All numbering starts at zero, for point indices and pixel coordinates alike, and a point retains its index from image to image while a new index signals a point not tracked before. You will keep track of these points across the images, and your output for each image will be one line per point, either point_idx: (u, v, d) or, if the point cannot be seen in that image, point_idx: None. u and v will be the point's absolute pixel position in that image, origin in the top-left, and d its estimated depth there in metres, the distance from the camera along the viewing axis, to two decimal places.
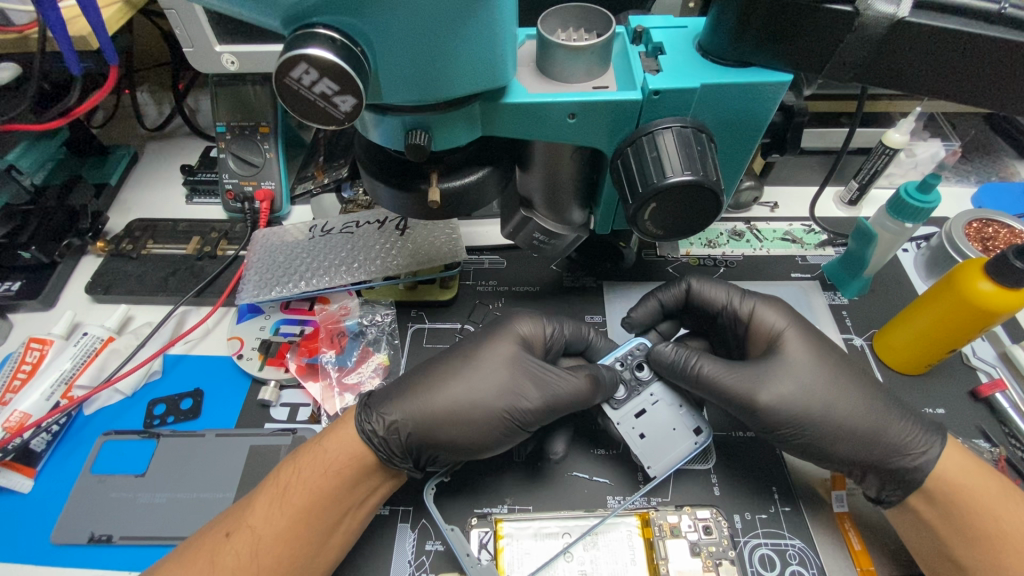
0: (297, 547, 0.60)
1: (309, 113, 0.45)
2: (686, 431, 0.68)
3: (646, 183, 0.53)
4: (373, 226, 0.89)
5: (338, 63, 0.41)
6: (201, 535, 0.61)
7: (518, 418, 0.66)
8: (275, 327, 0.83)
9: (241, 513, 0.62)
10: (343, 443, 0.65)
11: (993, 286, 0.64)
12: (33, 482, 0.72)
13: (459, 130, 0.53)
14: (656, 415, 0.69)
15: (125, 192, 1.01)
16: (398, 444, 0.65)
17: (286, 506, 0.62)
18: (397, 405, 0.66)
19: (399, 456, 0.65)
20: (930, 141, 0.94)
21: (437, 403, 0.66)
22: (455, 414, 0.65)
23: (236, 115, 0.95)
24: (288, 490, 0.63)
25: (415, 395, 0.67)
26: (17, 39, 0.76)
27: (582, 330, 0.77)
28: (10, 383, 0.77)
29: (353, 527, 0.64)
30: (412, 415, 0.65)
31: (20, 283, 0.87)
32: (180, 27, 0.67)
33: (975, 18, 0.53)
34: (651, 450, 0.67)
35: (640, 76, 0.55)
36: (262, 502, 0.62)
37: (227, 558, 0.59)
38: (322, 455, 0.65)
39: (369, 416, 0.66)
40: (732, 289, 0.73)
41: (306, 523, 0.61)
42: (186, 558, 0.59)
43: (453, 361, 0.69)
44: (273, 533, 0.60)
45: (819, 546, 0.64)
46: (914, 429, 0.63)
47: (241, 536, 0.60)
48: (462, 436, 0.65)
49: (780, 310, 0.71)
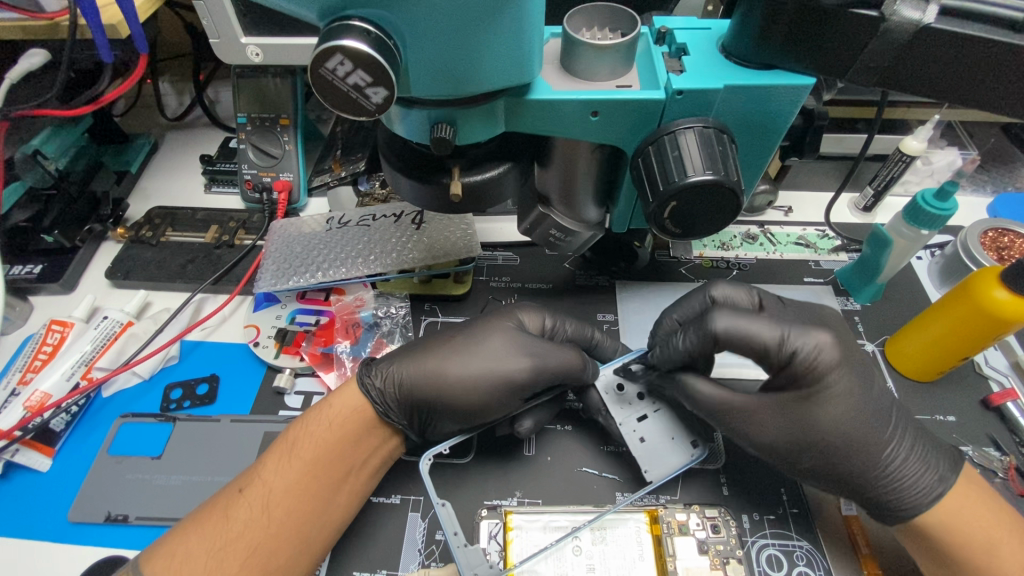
0: (306, 501, 0.61)
1: (340, 103, 0.46)
2: (684, 443, 0.67)
3: (667, 182, 0.53)
4: (390, 219, 0.90)
5: (372, 55, 0.41)
6: (214, 496, 0.62)
7: (519, 395, 0.67)
8: (290, 316, 0.84)
9: (253, 470, 0.63)
10: (346, 401, 0.68)
11: (1008, 295, 0.64)
12: (51, 461, 0.74)
13: (481, 126, 0.54)
14: (658, 422, 0.69)
15: (146, 179, 1.03)
16: (395, 398, 0.67)
17: (294, 460, 0.63)
18: (397, 364, 0.69)
19: (395, 410, 0.67)
20: (947, 150, 0.94)
21: (432, 364, 0.68)
22: (456, 374, 0.67)
23: (256, 107, 0.96)
24: (296, 445, 0.64)
25: (417, 355, 0.69)
26: (48, 26, 0.77)
27: (584, 329, 0.76)
28: (32, 363, 0.79)
29: (360, 484, 0.65)
30: (410, 370, 0.68)
31: (42, 267, 0.88)
32: (208, 16, 0.59)
33: (1001, 26, 0.53)
34: (649, 454, 0.67)
35: (664, 76, 0.55)
36: (272, 458, 0.64)
37: (241, 511, 0.60)
38: (328, 410, 0.67)
39: (369, 370, 0.69)
40: (774, 302, 0.67)
41: (314, 477, 0.62)
42: (202, 515, 0.61)
43: (453, 333, 0.71)
44: (283, 486, 0.62)
45: (826, 549, 0.65)
46: (924, 460, 0.62)
47: (254, 490, 0.61)
48: (457, 396, 0.66)
49: (824, 318, 0.66)
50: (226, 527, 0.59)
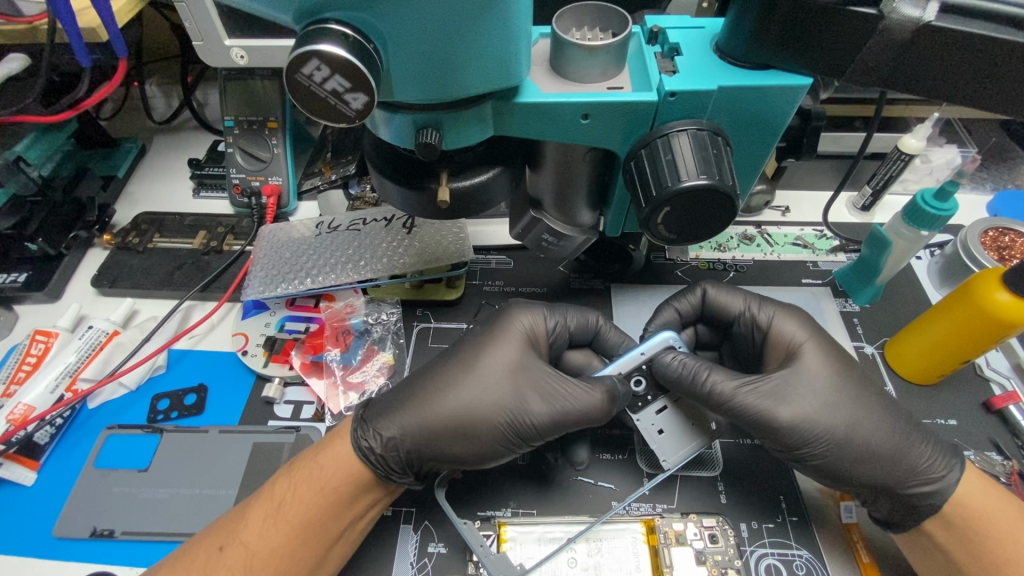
0: (294, 564, 0.59)
1: (318, 109, 0.45)
2: (704, 428, 0.67)
3: (661, 186, 0.52)
4: (381, 224, 0.89)
5: (350, 59, 0.40)
6: (195, 546, 0.61)
7: (518, 431, 0.63)
8: (280, 323, 0.83)
9: (235, 527, 0.61)
10: (336, 457, 0.64)
11: (1010, 297, 0.63)
12: (36, 475, 0.72)
13: (470, 130, 0.52)
14: (678, 411, 0.68)
15: (133, 184, 1.01)
16: (397, 461, 0.63)
17: (281, 523, 0.60)
18: (393, 420, 0.64)
19: (397, 471, 0.63)
20: (946, 147, 0.93)
21: (433, 418, 0.63)
22: (456, 422, 0.63)
23: (244, 109, 0.94)
24: (283, 506, 0.61)
25: (411, 403, 0.65)
26: (26, 30, 0.75)
27: (586, 318, 0.74)
28: (15, 375, 0.77)
29: (353, 538, 0.63)
30: (410, 429, 0.63)
31: (27, 275, 0.87)
32: (190, 18, 0.57)
33: (1003, 23, 0.52)
34: (668, 444, 0.66)
35: (656, 77, 0.54)
36: (255, 516, 0.61)
37: (221, 574, 0.58)
38: (319, 471, 0.63)
39: (365, 432, 0.64)
40: (751, 298, 0.71)
41: (302, 540, 0.60)
42: (181, 568, 0.59)
43: (449, 371, 0.67)
44: (267, 549, 0.59)
45: (826, 557, 0.63)
46: (936, 452, 0.62)
47: (235, 552, 0.59)
48: (464, 450, 0.63)
49: (800, 321, 0.69)
50: None
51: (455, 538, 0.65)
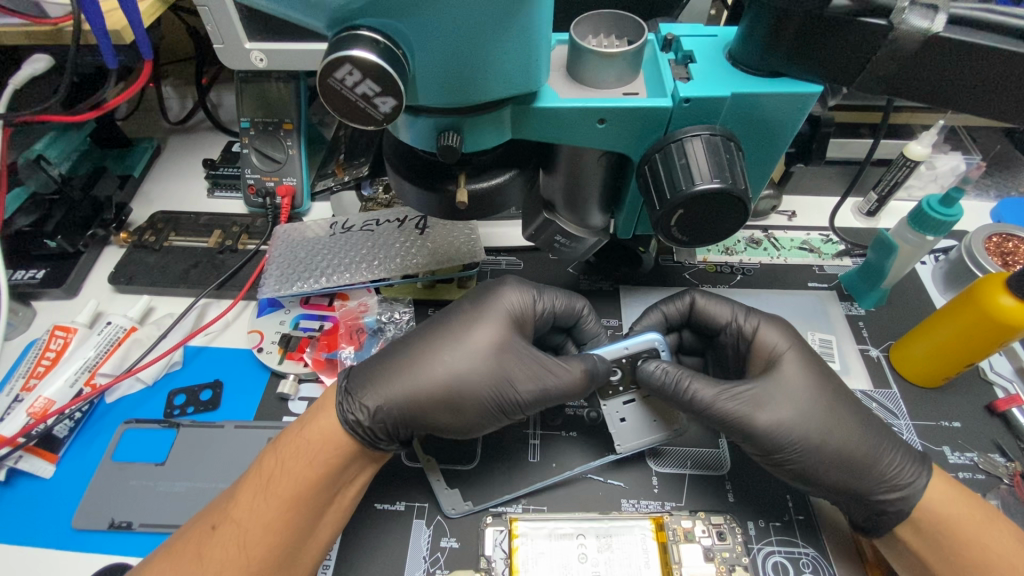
0: (287, 536, 0.59)
1: (348, 112, 0.46)
2: (663, 424, 0.70)
3: (675, 190, 0.53)
4: (393, 224, 0.90)
5: (381, 64, 0.41)
6: (190, 528, 0.61)
7: (504, 402, 0.64)
8: (295, 321, 0.84)
9: (226, 506, 0.61)
10: (324, 432, 0.63)
11: (1014, 301, 0.64)
12: (55, 467, 0.73)
13: (488, 133, 0.53)
14: (644, 406, 0.71)
15: (149, 183, 1.03)
16: (383, 430, 0.63)
17: (270, 497, 0.60)
18: (378, 392, 0.63)
19: (383, 439, 0.64)
20: (951, 154, 0.94)
21: (420, 388, 0.63)
22: (444, 393, 0.63)
23: (260, 111, 0.96)
24: (272, 482, 0.61)
25: (397, 373, 0.64)
26: (52, 31, 0.77)
27: (573, 304, 0.74)
28: (34, 369, 0.79)
29: (345, 504, 0.64)
30: (397, 401, 0.63)
31: (45, 272, 0.88)
32: (213, 23, 0.59)
33: (1010, 35, 0.53)
34: (626, 432, 0.70)
35: (671, 84, 0.55)
36: (245, 495, 0.61)
37: (216, 552, 0.58)
38: (304, 447, 0.63)
39: (351, 404, 0.64)
40: (738, 307, 0.71)
41: (293, 513, 0.60)
42: (176, 549, 0.59)
43: (434, 341, 0.66)
44: (259, 524, 0.59)
45: (832, 557, 0.65)
46: (905, 460, 0.62)
47: (227, 529, 0.59)
48: (450, 420, 0.64)
49: (784, 329, 0.69)
50: (201, 565, 0.58)
51: (466, 533, 0.66)
